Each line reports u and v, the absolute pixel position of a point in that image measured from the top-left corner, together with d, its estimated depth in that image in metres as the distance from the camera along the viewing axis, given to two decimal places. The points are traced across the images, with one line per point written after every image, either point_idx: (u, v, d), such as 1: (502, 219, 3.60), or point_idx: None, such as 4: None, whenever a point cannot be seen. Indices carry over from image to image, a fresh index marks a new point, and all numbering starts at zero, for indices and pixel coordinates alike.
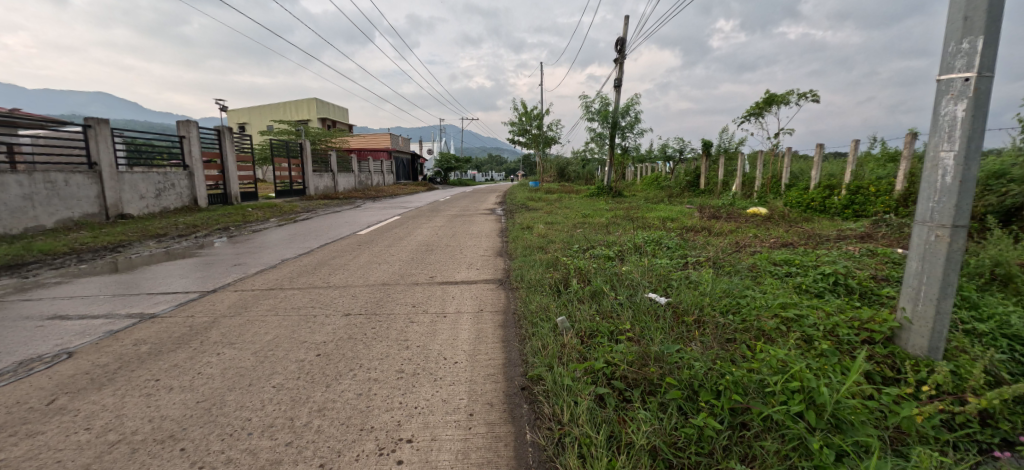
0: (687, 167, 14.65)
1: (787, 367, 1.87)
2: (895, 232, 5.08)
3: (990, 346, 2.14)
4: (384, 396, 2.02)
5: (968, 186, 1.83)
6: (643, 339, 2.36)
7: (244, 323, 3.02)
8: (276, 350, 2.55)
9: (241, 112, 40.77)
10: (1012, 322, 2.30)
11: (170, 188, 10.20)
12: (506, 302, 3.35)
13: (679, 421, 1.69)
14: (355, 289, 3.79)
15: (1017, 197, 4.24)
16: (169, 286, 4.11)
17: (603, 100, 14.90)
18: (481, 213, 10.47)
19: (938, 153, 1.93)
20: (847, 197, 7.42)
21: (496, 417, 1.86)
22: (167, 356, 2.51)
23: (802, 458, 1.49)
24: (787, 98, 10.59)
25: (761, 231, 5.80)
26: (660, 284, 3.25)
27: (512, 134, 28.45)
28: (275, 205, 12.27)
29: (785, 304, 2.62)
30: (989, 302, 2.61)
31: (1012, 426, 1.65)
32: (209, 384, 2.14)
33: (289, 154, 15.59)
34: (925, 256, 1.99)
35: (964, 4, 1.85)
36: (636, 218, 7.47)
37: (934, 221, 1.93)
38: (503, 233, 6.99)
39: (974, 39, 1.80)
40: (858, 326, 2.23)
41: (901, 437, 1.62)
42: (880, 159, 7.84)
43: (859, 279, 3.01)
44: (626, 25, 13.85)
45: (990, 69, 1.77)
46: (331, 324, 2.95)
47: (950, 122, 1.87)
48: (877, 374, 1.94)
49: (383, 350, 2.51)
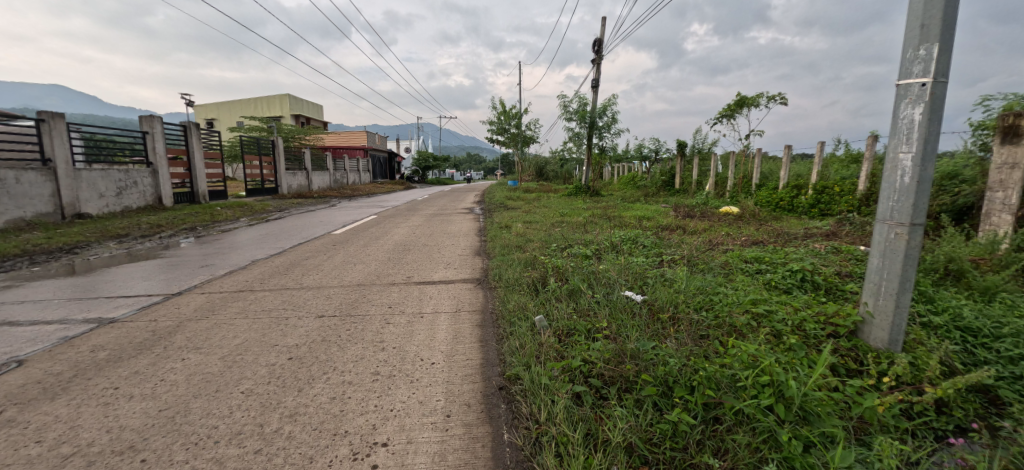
0: (662, 168, 14.90)
1: (757, 362, 1.91)
2: (858, 230, 5.30)
3: (945, 338, 2.26)
4: (359, 399, 1.97)
5: (925, 186, 1.92)
6: (619, 336, 2.39)
7: (212, 327, 2.89)
8: (245, 354, 2.45)
9: (210, 107, 39.23)
10: (964, 314, 2.44)
11: (133, 186, 9.71)
12: (485, 302, 3.33)
13: (654, 417, 1.72)
14: (330, 289, 3.70)
15: (968, 197, 4.51)
16: (132, 289, 3.91)
17: (581, 99, 15.00)
18: (458, 213, 10.40)
19: (897, 154, 2.02)
20: (814, 197, 7.72)
21: (473, 417, 1.84)
22: (128, 362, 2.38)
23: (772, 449, 1.54)
24: (757, 100, 10.93)
25: (733, 229, 5.97)
26: (637, 282, 3.30)
27: (492, 133, 28.43)
28: (246, 204, 11.86)
29: (755, 300, 2.69)
30: (943, 296, 2.75)
31: (965, 414, 1.75)
32: (173, 392, 2.04)
33: (261, 152, 15.07)
34: (885, 253, 2.08)
35: (921, 12, 1.93)
36: (613, 217, 7.59)
37: (894, 219, 2.02)
38: (481, 232, 6.97)
39: (930, 46, 1.89)
40: (823, 321, 2.31)
41: (864, 427, 1.69)
42: (844, 160, 8.19)
43: (824, 275, 3.13)
44: (603, 26, 14.05)
45: (944, 75, 1.86)
46: (304, 326, 2.86)
47: (909, 124, 1.96)
48: (842, 367, 2.01)
49: (359, 352, 2.46)
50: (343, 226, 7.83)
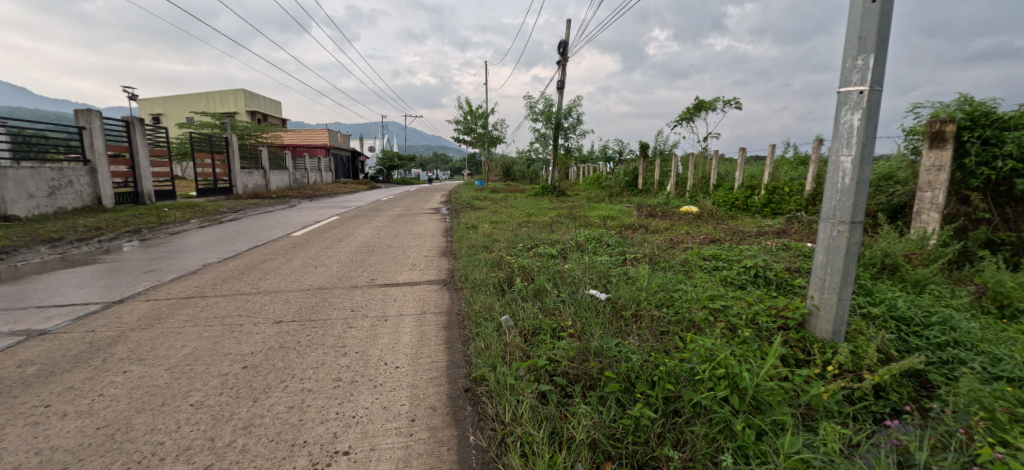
0: (626, 168, 15.29)
1: (714, 355, 1.98)
2: (805, 227, 5.65)
3: (883, 327, 2.44)
4: (319, 406, 1.90)
5: (863, 187, 2.06)
6: (584, 334, 2.42)
7: (158, 336, 2.70)
8: (195, 364, 2.31)
9: (156, 101, 36.69)
10: (898, 305, 2.64)
11: (68, 186, 8.95)
12: (451, 303, 3.29)
13: (617, 413, 1.75)
14: (289, 293, 3.54)
15: (901, 197, 4.90)
16: (67, 297, 3.59)
17: (547, 101, 15.16)
18: (424, 213, 10.24)
19: (839, 157, 2.15)
20: (766, 197, 8.16)
21: (438, 421, 1.81)
22: (62, 377, 2.18)
23: (727, 439, 1.61)
24: (714, 105, 11.43)
25: (692, 228, 6.21)
26: (601, 280, 3.37)
27: (459, 133, 28.22)
28: (198, 205, 11.19)
29: (712, 296, 2.80)
30: (880, 289, 2.97)
31: (899, 397, 1.90)
32: (113, 408, 1.88)
33: (213, 150, 14.27)
34: (828, 248, 2.21)
35: (859, 24, 2.07)
36: (579, 217, 7.71)
37: (836, 218, 2.16)
38: (448, 233, 6.90)
39: (866, 57, 2.03)
40: (774, 314, 2.43)
41: (811, 413, 1.79)
42: (792, 162, 8.70)
43: (775, 271, 3.30)
44: (568, 29, 14.25)
45: (879, 84, 2.01)
46: (260, 332, 2.73)
47: (848, 129, 2.10)
48: (791, 357, 2.13)
49: (319, 358, 2.37)
50: (303, 227, 7.55)
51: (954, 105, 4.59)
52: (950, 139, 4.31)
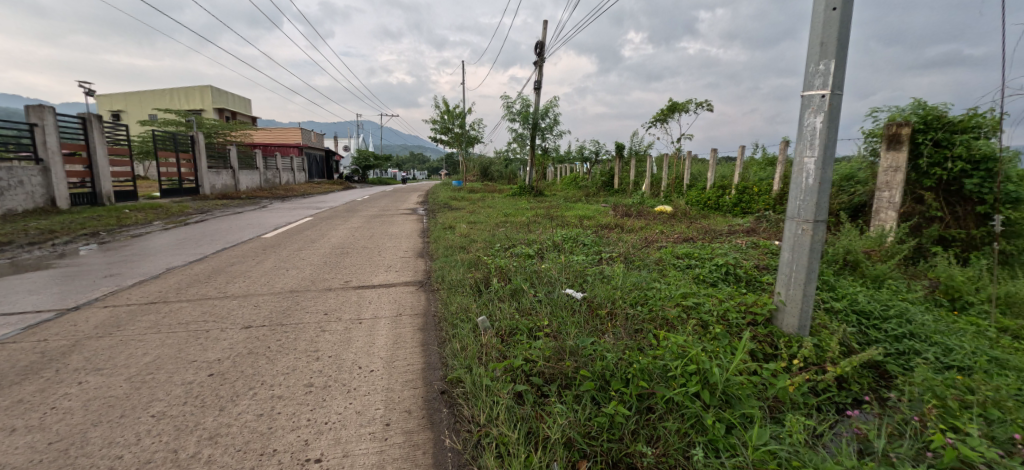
0: (602, 168, 15.50)
1: (686, 351, 2.02)
2: (773, 226, 5.86)
3: (844, 321, 2.55)
4: (289, 413, 1.84)
5: (825, 187, 2.15)
6: (560, 334, 2.43)
7: (117, 344, 2.56)
8: (157, 372, 2.20)
9: (116, 97, 34.91)
10: (859, 299, 2.76)
11: (18, 186, 8.41)
12: (427, 305, 3.25)
13: (592, 411, 1.76)
14: (259, 297, 3.43)
15: (862, 196, 5.14)
16: (15, 304, 3.37)
17: (524, 101, 15.20)
18: (401, 214, 10.11)
19: (803, 158, 2.23)
20: (737, 196, 8.42)
21: (414, 424, 1.79)
22: (9, 390, 2.04)
23: (699, 433, 1.65)
24: (687, 106, 11.71)
25: (666, 227, 6.34)
26: (577, 280, 3.40)
27: (435, 133, 27.99)
28: (161, 206, 10.71)
29: (685, 294, 2.86)
30: (842, 284, 3.10)
31: (860, 387, 1.99)
32: (66, 421, 1.77)
33: (177, 148, 13.69)
34: (794, 246, 2.29)
35: (821, 31, 2.15)
36: (556, 216, 7.76)
37: (800, 217, 2.24)
38: (425, 233, 6.83)
39: (828, 62, 2.11)
40: (743, 310, 2.51)
41: (778, 406, 1.85)
42: (761, 163, 9.00)
43: (745, 268, 3.40)
44: (544, 30, 14.33)
45: (839, 88, 2.09)
46: (227, 338, 2.63)
47: (811, 132, 2.18)
48: (759, 352, 2.20)
49: (290, 363, 2.30)
50: (274, 229, 7.32)
51: (909, 109, 4.82)
52: (905, 141, 4.54)
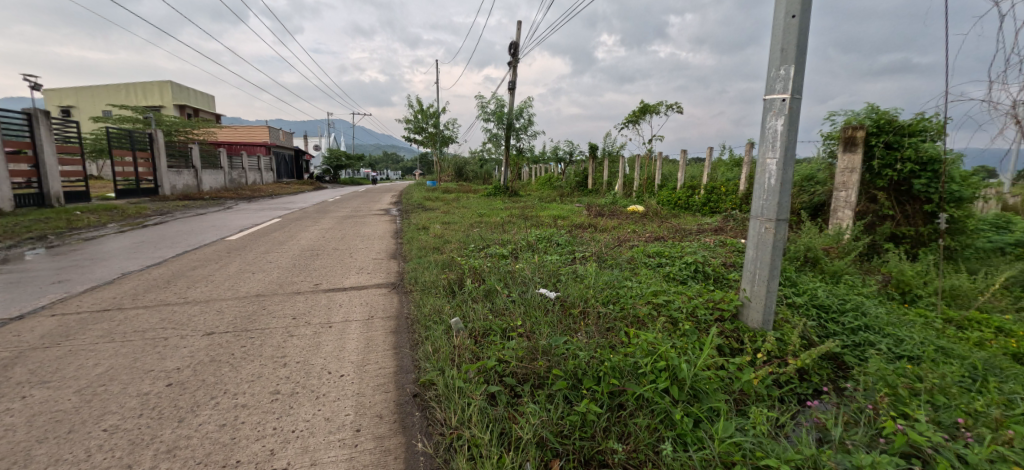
0: (576, 169, 15.68)
1: (655, 348, 2.06)
2: (739, 225, 6.08)
3: (805, 315, 2.66)
4: (254, 422, 1.77)
5: (786, 187, 2.24)
6: (533, 333, 2.44)
7: (65, 355, 2.40)
8: (110, 384, 2.07)
9: (66, 92, 32.78)
10: (818, 295, 2.89)
11: None
12: (400, 307, 3.20)
13: (565, 410, 1.77)
14: (222, 302, 3.29)
15: (821, 196, 5.39)
16: None
17: (498, 101, 15.19)
18: (374, 215, 9.93)
19: (766, 159, 2.32)
20: (705, 196, 8.68)
21: (385, 429, 1.75)
22: None
23: (668, 428, 1.69)
24: (658, 108, 11.99)
25: (638, 227, 6.47)
26: (551, 279, 3.42)
27: (409, 133, 27.61)
28: (117, 207, 10.13)
29: (656, 292, 2.92)
30: (803, 280, 3.24)
31: (819, 378, 2.08)
32: (7, 439, 1.65)
33: (134, 147, 12.98)
34: (758, 244, 2.38)
35: (781, 37, 2.23)
36: (530, 216, 7.79)
37: (764, 216, 2.32)
38: (398, 234, 6.73)
39: (788, 67, 2.19)
40: (711, 307, 2.58)
41: (743, 398, 1.92)
42: (728, 164, 9.32)
43: (713, 266, 3.51)
44: (518, 30, 14.37)
45: (798, 93, 2.18)
46: (188, 346, 2.51)
47: (773, 134, 2.26)
48: (726, 346, 2.27)
49: (255, 370, 2.21)
50: (240, 231, 7.05)
51: (863, 113, 5.08)
52: (860, 144, 4.78)
